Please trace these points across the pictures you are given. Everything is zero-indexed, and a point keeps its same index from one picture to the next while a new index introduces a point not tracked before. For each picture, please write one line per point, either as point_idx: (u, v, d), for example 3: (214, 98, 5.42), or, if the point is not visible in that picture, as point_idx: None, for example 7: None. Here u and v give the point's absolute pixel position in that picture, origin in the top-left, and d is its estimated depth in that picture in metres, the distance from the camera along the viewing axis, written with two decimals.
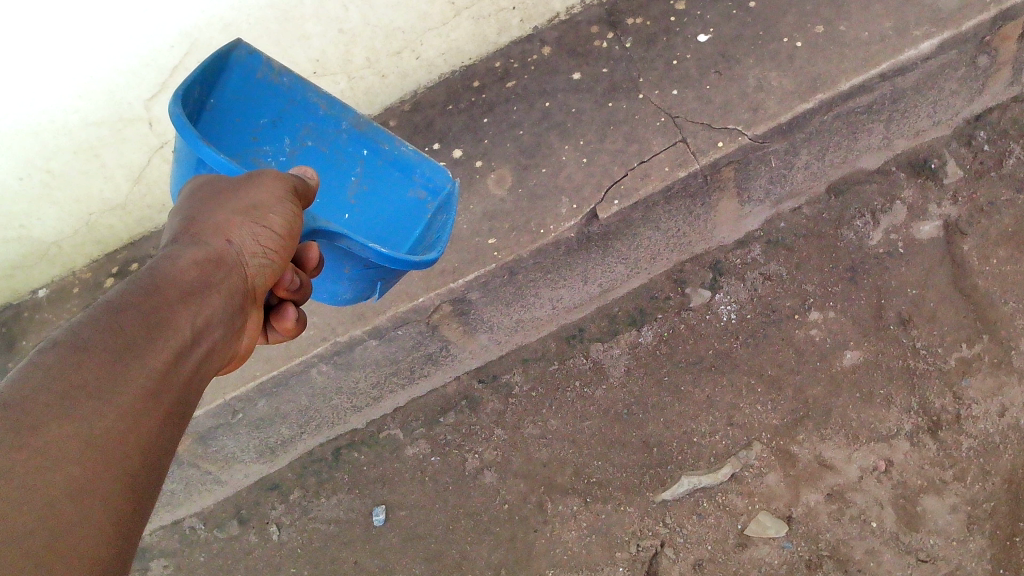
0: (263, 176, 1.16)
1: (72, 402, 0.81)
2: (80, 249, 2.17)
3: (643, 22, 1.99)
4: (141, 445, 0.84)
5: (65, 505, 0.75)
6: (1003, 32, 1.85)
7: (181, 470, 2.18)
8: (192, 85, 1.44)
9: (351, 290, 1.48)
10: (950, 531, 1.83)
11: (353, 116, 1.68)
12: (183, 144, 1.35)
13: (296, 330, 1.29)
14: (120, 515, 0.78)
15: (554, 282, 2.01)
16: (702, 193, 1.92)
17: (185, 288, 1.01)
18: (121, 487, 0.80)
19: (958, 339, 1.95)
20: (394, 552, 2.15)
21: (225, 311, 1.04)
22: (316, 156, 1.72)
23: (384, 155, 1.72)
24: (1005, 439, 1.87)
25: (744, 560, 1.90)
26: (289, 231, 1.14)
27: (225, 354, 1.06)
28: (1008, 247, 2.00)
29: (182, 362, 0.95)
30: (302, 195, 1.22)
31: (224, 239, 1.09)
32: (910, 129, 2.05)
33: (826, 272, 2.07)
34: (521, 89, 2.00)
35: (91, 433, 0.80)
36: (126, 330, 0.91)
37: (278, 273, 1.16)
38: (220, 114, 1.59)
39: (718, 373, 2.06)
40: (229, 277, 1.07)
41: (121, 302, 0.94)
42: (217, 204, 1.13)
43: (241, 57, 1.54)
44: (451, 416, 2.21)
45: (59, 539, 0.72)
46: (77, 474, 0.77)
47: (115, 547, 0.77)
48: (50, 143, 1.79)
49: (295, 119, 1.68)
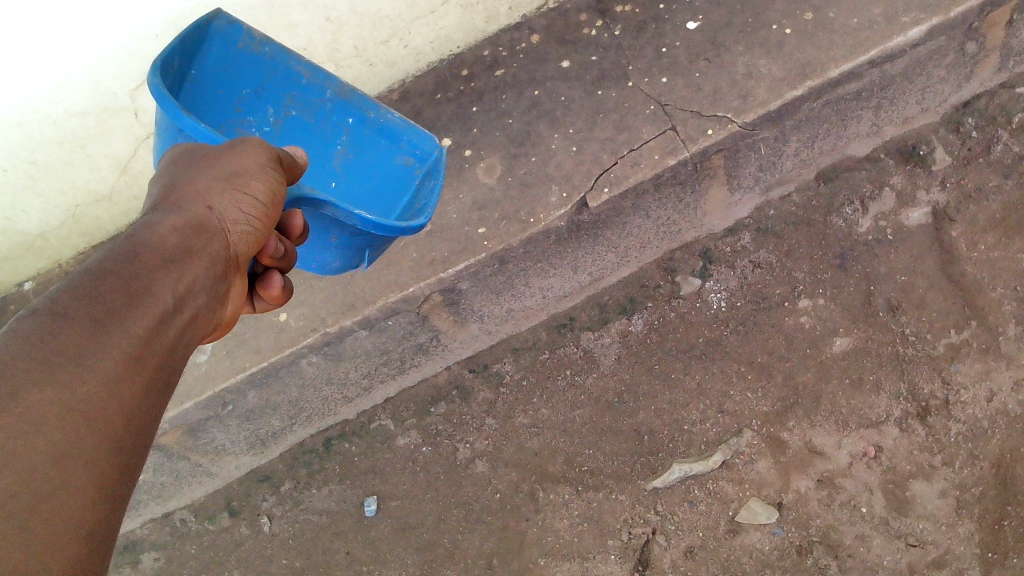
0: (247, 143, 1.15)
1: (54, 369, 0.81)
2: (67, 241, 2.15)
3: (632, 9, 1.98)
4: (125, 410, 0.85)
5: (48, 469, 0.75)
6: (991, 19, 1.85)
7: (171, 462, 2.17)
8: (171, 55, 1.44)
9: (339, 258, 1.48)
10: (939, 515, 1.84)
11: (337, 84, 1.66)
12: (163, 113, 1.33)
13: (283, 297, 1.28)
14: (104, 482, 0.79)
15: (544, 271, 2.01)
16: (692, 181, 1.91)
17: (166, 255, 1.00)
18: (104, 455, 0.81)
19: (946, 325, 1.96)
20: (386, 543, 2.15)
21: (207, 279, 1.04)
22: (301, 126, 1.72)
23: (370, 123, 1.70)
24: (993, 424, 1.88)
25: (735, 546, 1.91)
26: (273, 198, 1.13)
27: (209, 322, 1.06)
28: (996, 233, 2.01)
29: (164, 328, 0.95)
30: (287, 162, 1.21)
31: (205, 206, 1.08)
32: (899, 117, 2.05)
33: (816, 259, 2.07)
34: (510, 78, 1.99)
35: (73, 400, 0.80)
36: (105, 297, 0.91)
37: (263, 240, 1.15)
38: (202, 86, 1.58)
39: (709, 361, 2.06)
40: (211, 244, 1.06)
41: (101, 269, 0.94)
42: (199, 171, 1.12)
43: (221, 27, 1.53)
44: (442, 406, 2.21)
45: (44, 502, 0.73)
46: (58, 441, 0.77)
47: (101, 512, 0.78)
48: (34, 134, 1.77)
49: (278, 89, 1.67)
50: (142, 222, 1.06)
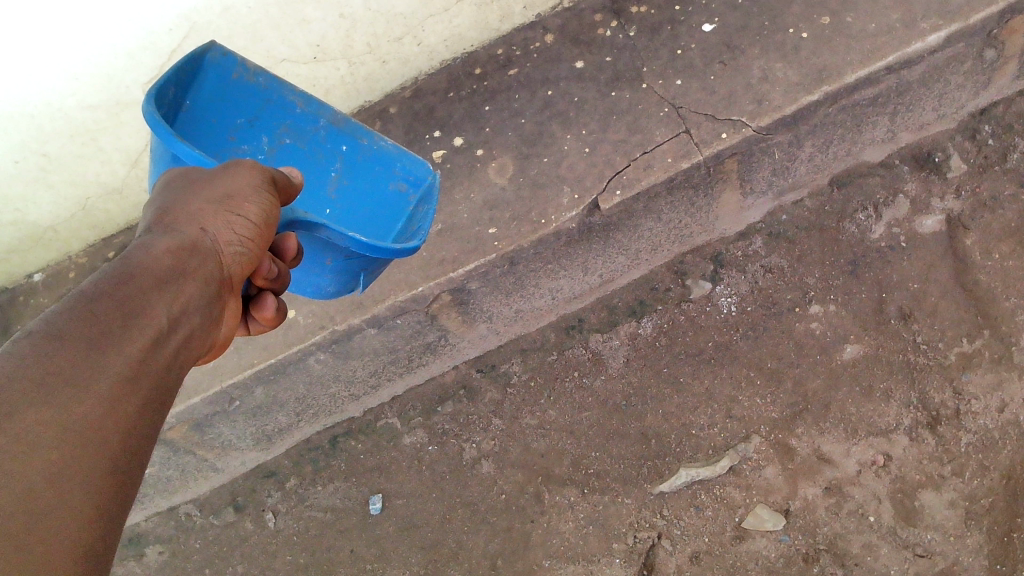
0: (240, 165, 1.13)
1: (47, 391, 0.81)
2: (77, 234, 2.15)
3: (647, 10, 1.97)
4: (123, 429, 0.85)
5: (42, 489, 0.75)
6: (1011, 26, 1.83)
7: (177, 457, 2.16)
8: (167, 85, 1.42)
9: (334, 282, 1.48)
10: (948, 526, 1.83)
11: (331, 113, 1.66)
12: (158, 140, 1.31)
13: (277, 319, 1.28)
14: (102, 503, 0.79)
15: (554, 272, 2.00)
16: (705, 185, 1.90)
17: (160, 276, 0.99)
18: (101, 474, 0.80)
19: (958, 334, 1.95)
20: (391, 541, 2.15)
21: (201, 300, 1.03)
22: (295, 153, 1.70)
23: (363, 150, 1.70)
24: (1004, 435, 1.87)
25: (741, 552, 1.91)
26: (267, 219, 1.11)
27: (203, 342, 1.05)
28: (1011, 242, 1.99)
29: (158, 351, 0.94)
30: (283, 183, 1.19)
31: (199, 227, 1.07)
32: (915, 123, 2.03)
33: (828, 265, 2.06)
34: (523, 77, 1.98)
35: (67, 420, 0.80)
36: (99, 319, 0.90)
37: (256, 261, 1.13)
38: (197, 115, 1.56)
39: (718, 365, 2.05)
40: (205, 264, 1.05)
41: (95, 292, 0.94)
42: (193, 193, 1.11)
43: (215, 58, 1.52)
44: (449, 405, 2.20)
45: (39, 521, 0.73)
46: (54, 461, 0.77)
47: (98, 532, 0.78)
48: (46, 126, 1.77)
49: (273, 118, 1.66)
50: (136, 245, 1.04)
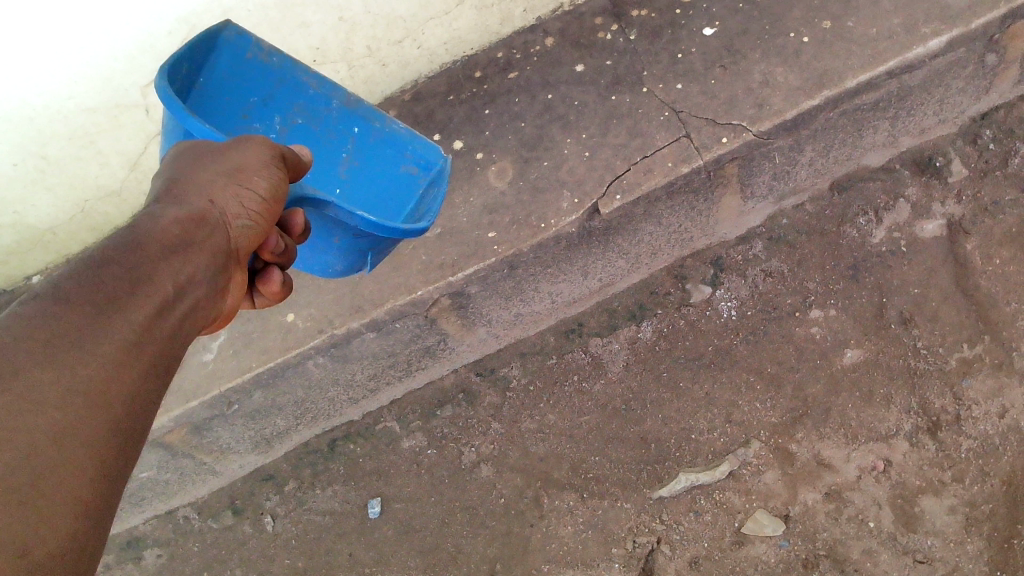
0: (252, 139, 1.15)
1: (52, 350, 0.85)
2: (76, 236, 2.14)
3: (648, 14, 1.96)
4: (125, 391, 0.88)
5: (47, 444, 0.78)
6: (1012, 30, 1.82)
7: (175, 460, 2.15)
8: (180, 61, 1.43)
9: (342, 261, 1.47)
10: (948, 532, 1.82)
11: (343, 95, 1.66)
12: (173, 117, 1.32)
13: (284, 294, 1.27)
14: (103, 460, 0.82)
15: (553, 276, 1.99)
16: (705, 189, 1.90)
17: (168, 245, 1.02)
18: (103, 433, 0.84)
19: (958, 339, 1.94)
20: (389, 545, 2.15)
21: (209, 270, 1.05)
22: (307, 134, 1.70)
23: (375, 132, 1.70)
24: (1005, 441, 1.86)
25: (740, 558, 1.90)
26: (276, 193, 1.12)
27: (210, 311, 1.08)
28: (1012, 247, 1.99)
29: (163, 318, 0.97)
30: (293, 157, 1.20)
31: (208, 199, 1.09)
32: (916, 127, 2.02)
33: (828, 270, 2.05)
34: (523, 81, 1.98)
35: (73, 379, 0.84)
36: (107, 285, 0.94)
37: (267, 235, 1.15)
38: (208, 93, 1.57)
39: (717, 370, 2.05)
40: (213, 236, 1.07)
41: (105, 258, 0.97)
42: (203, 164, 1.12)
43: (228, 37, 1.52)
44: (448, 409, 2.19)
45: (43, 474, 0.77)
46: (60, 418, 0.81)
47: (100, 490, 0.81)
48: (45, 129, 1.77)
49: (286, 98, 1.66)
50: (147, 214, 1.06)
